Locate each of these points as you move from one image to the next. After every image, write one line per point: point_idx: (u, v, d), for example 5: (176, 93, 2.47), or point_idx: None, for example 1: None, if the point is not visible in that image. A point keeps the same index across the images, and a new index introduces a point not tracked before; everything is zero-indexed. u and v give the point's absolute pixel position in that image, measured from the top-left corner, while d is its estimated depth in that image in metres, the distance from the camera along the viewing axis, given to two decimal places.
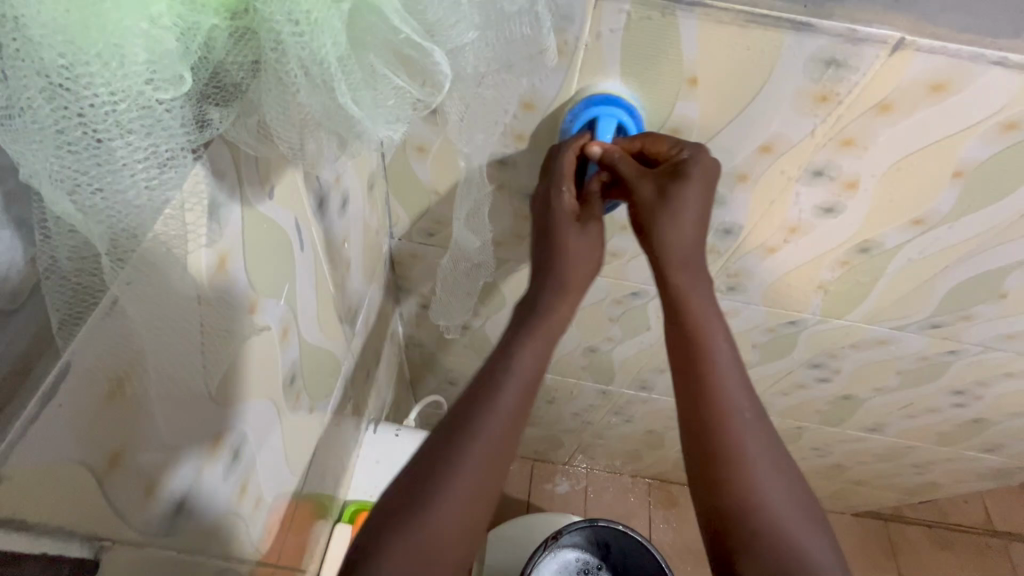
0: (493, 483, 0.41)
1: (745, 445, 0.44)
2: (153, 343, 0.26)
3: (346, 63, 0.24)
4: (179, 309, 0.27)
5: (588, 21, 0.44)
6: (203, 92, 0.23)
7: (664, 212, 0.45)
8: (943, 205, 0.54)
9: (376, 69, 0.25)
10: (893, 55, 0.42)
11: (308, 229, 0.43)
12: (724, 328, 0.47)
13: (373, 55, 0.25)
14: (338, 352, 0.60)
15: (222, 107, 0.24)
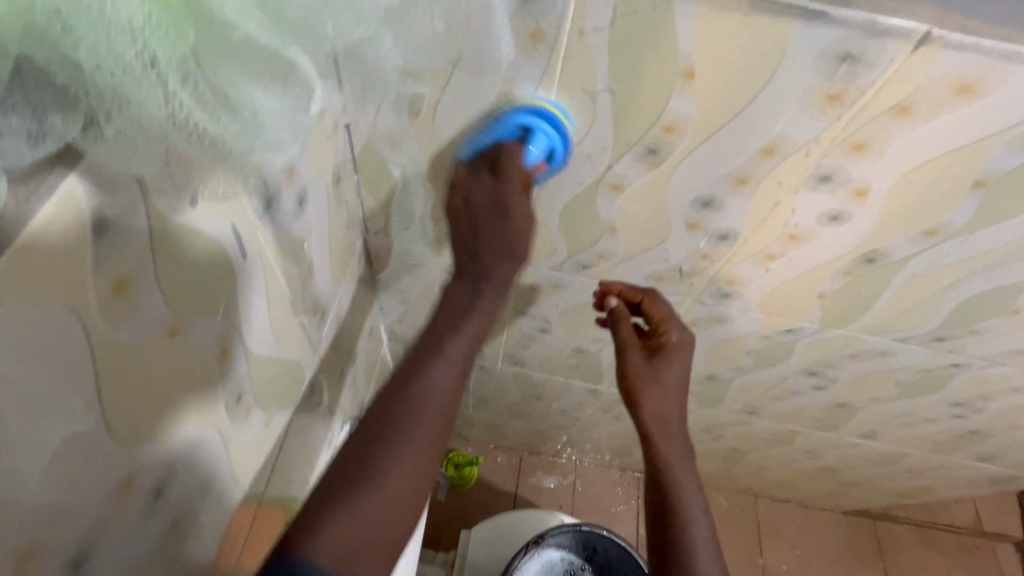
0: (429, 465, 0.35)
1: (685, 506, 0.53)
2: (12, 394, 0.22)
3: (190, 75, 0.21)
4: (48, 350, 0.23)
5: (571, 8, 0.39)
6: (28, 102, 0.19)
7: (647, 378, 0.58)
8: (959, 217, 0.50)
9: (234, 83, 0.22)
10: (916, 52, 0.37)
11: (254, 235, 0.39)
12: (679, 407, 0.57)
13: (226, 66, 0.22)
14: (302, 358, 0.56)
15: (65, 115, 0.20)
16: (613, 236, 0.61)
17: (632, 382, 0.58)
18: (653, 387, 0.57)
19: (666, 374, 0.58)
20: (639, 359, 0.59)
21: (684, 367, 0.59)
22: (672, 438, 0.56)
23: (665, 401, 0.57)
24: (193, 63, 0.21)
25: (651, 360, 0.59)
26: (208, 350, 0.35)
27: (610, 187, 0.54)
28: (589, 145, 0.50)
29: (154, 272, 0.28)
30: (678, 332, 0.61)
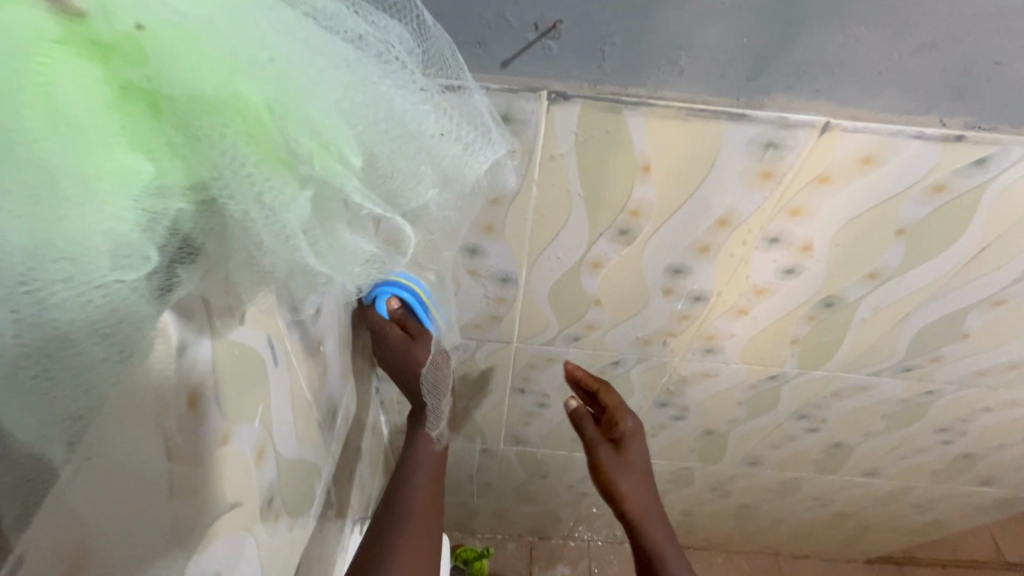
0: (427, 539, 0.57)
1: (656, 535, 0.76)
2: (110, 497, 0.27)
3: (311, 232, 0.27)
4: (142, 456, 0.29)
5: (543, 125, 0.46)
6: (172, 259, 0.25)
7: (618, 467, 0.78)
8: (893, 259, 0.57)
9: (338, 232, 0.29)
10: (822, 135, 0.45)
11: (282, 343, 0.43)
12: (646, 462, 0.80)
13: (336, 221, 0.29)
14: (319, 456, 0.58)
15: (183, 266, 0.25)
16: (599, 307, 0.67)
17: (608, 475, 0.78)
18: (624, 474, 0.78)
19: (632, 459, 0.78)
20: (610, 455, 0.78)
21: (641, 448, 0.79)
22: (650, 517, 0.77)
23: (630, 481, 0.78)
24: (315, 225, 0.27)
25: (617, 452, 0.79)
26: (248, 456, 0.39)
27: (590, 265, 0.61)
28: (566, 233, 0.57)
29: (215, 386, 0.33)
30: (631, 422, 0.78)
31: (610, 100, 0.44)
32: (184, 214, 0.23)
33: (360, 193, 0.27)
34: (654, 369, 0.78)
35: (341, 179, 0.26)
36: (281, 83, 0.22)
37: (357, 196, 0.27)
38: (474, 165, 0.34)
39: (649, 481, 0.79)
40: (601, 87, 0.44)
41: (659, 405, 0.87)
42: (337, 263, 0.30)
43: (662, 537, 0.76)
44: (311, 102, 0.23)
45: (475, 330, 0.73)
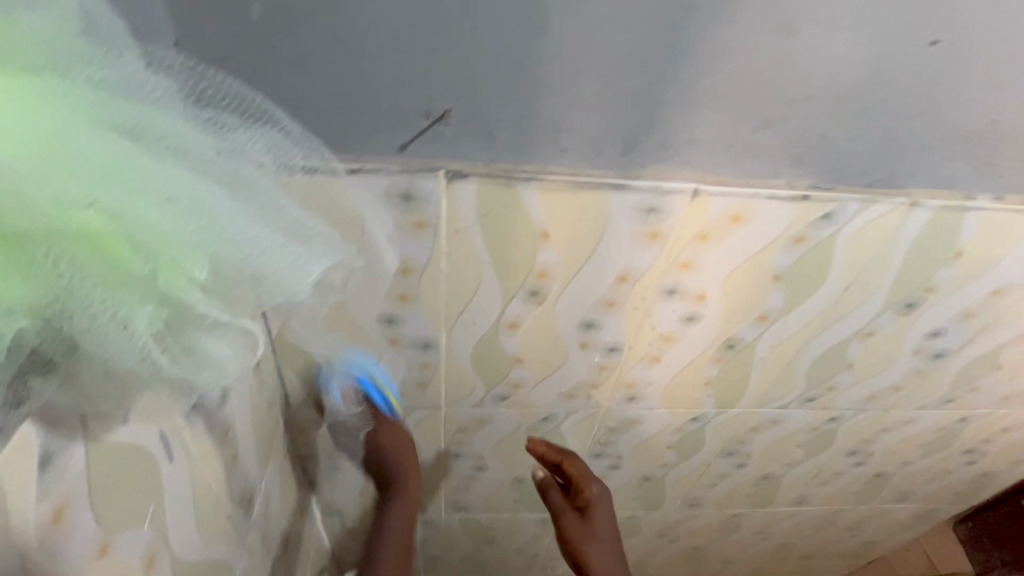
0: None
1: None
2: None
3: (164, 341, 0.29)
4: None
5: (444, 200, 0.49)
6: (26, 368, 0.26)
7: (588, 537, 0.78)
8: (776, 302, 0.63)
9: (195, 344, 0.31)
10: (694, 200, 0.51)
11: (181, 435, 0.41)
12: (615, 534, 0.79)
13: (193, 334, 0.31)
14: (232, 554, 0.54)
15: (43, 374, 0.27)
16: (522, 365, 0.69)
17: (576, 546, 0.78)
18: (592, 543, 0.77)
19: (598, 528, 0.78)
20: (575, 523, 0.79)
21: (607, 515, 0.79)
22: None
23: (595, 549, 0.77)
24: (166, 335, 0.29)
25: (584, 520, 0.79)
26: (137, 566, 0.36)
27: (507, 326, 0.63)
28: (481, 298, 0.59)
29: (88, 496, 0.31)
30: (597, 489, 0.79)
31: (504, 176, 0.48)
32: (34, 329, 0.25)
33: (208, 302, 0.30)
34: (584, 421, 0.80)
35: (187, 292, 0.29)
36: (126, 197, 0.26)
37: (206, 305, 0.30)
38: (318, 267, 0.35)
39: (615, 547, 0.78)
40: (495, 167, 0.48)
41: (594, 456, 0.88)
42: (188, 370, 0.32)
43: None
44: (149, 207, 0.26)
45: (402, 398, 0.72)
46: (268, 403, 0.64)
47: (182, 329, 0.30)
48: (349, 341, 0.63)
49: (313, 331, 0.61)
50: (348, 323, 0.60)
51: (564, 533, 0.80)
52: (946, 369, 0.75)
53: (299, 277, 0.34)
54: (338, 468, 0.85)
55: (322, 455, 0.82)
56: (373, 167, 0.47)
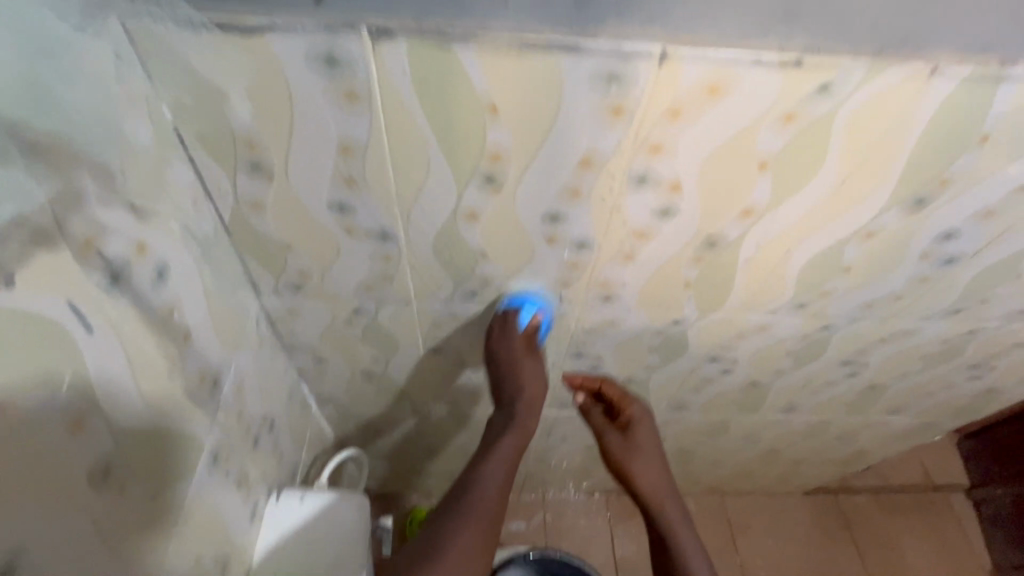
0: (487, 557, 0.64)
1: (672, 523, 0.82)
2: None
3: None
4: None
5: (372, 64, 0.44)
6: None
7: (630, 456, 0.86)
8: (762, 195, 0.56)
9: None
10: (662, 65, 0.44)
11: (101, 309, 0.41)
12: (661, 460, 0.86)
13: None
14: (196, 427, 0.57)
15: None
16: (487, 260, 0.66)
17: (621, 463, 0.86)
18: (639, 464, 0.85)
19: (642, 443, 0.87)
20: (618, 441, 0.88)
21: (649, 432, 0.88)
22: (658, 498, 0.83)
23: (646, 467, 0.85)
24: None
25: (627, 438, 0.88)
26: (57, 425, 0.37)
27: (467, 217, 0.59)
28: (432, 184, 0.55)
29: None
30: (636, 407, 0.89)
31: (436, 34, 0.42)
32: None
33: None
34: (560, 321, 0.79)
35: None
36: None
37: None
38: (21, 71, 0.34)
39: (663, 463, 0.86)
40: (425, 22, 0.41)
41: (573, 356, 0.88)
42: None
43: (676, 523, 0.82)
44: None
45: (370, 291, 0.71)
46: (230, 291, 0.64)
47: None
48: (303, 230, 0.61)
49: (264, 217, 0.59)
50: (299, 210, 0.58)
51: (608, 448, 0.88)
52: (955, 275, 0.69)
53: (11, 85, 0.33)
54: (322, 359, 0.88)
55: (303, 346, 0.85)
56: (284, 23, 0.41)
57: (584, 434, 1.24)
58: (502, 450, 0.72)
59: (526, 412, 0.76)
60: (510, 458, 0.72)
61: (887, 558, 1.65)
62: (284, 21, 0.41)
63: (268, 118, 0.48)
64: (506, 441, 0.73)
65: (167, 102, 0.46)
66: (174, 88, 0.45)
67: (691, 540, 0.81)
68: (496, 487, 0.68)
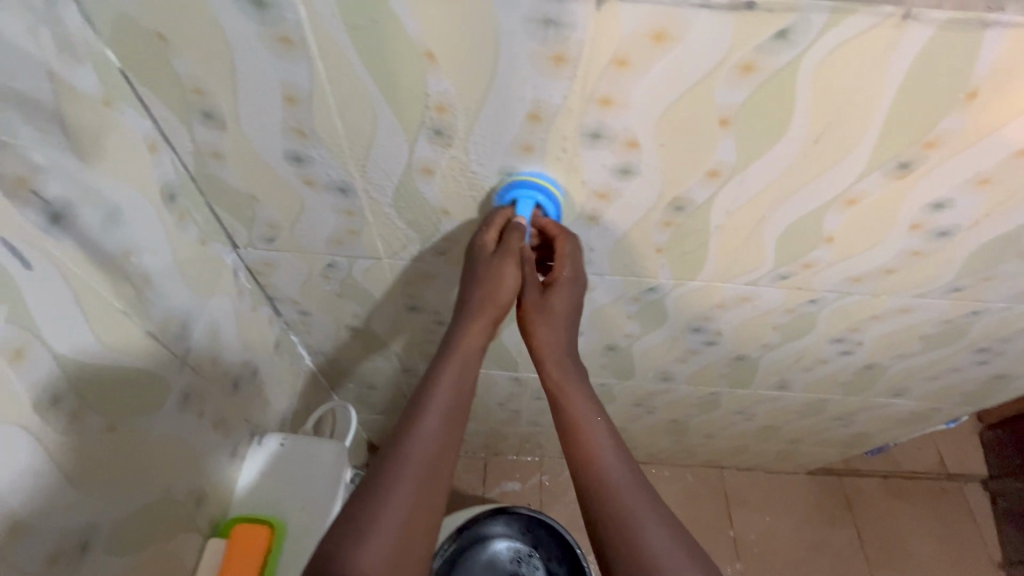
0: (431, 494, 0.56)
1: (609, 475, 0.59)
2: None
3: None
4: None
5: (301, 6, 0.43)
6: None
7: (540, 305, 0.63)
8: (727, 154, 0.53)
9: None
10: (600, 8, 0.41)
11: (40, 248, 0.42)
12: (583, 385, 0.65)
13: None
14: (161, 368, 0.60)
15: None
16: (449, 218, 0.65)
17: (526, 320, 0.64)
18: (545, 325, 0.63)
19: (557, 307, 0.64)
20: (535, 295, 0.63)
21: (569, 297, 0.64)
22: (593, 431, 0.62)
23: (549, 333, 0.64)
24: None
25: (544, 293, 0.64)
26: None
27: (422, 171, 0.58)
28: (382, 136, 0.54)
29: None
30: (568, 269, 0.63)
31: None
32: None
33: None
34: None
35: None
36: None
37: None
38: None
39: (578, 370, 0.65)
40: None
41: None
42: None
43: (618, 475, 0.60)
44: None
45: (339, 245, 0.72)
46: (200, 240, 0.66)
47: None
48: (264, 181, 0.61)
49: (225, 167, 0.60)
50: (257, 160, 0.59)
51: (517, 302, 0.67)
52: (951, 251, 0.64)
53: None
54: (305, 312, 0.91)
55: (286, 299, 0.87)
56: None
57: None
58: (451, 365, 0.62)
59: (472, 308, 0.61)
60: (459, 380, 0.61)
61: (889, 543, 1.61)
62: None
63: (210, 65, 0.48)
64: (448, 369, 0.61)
65: (110, 45, 0.47)
66: (115, 33, 0.46)
67: (657, 523, 0.56)
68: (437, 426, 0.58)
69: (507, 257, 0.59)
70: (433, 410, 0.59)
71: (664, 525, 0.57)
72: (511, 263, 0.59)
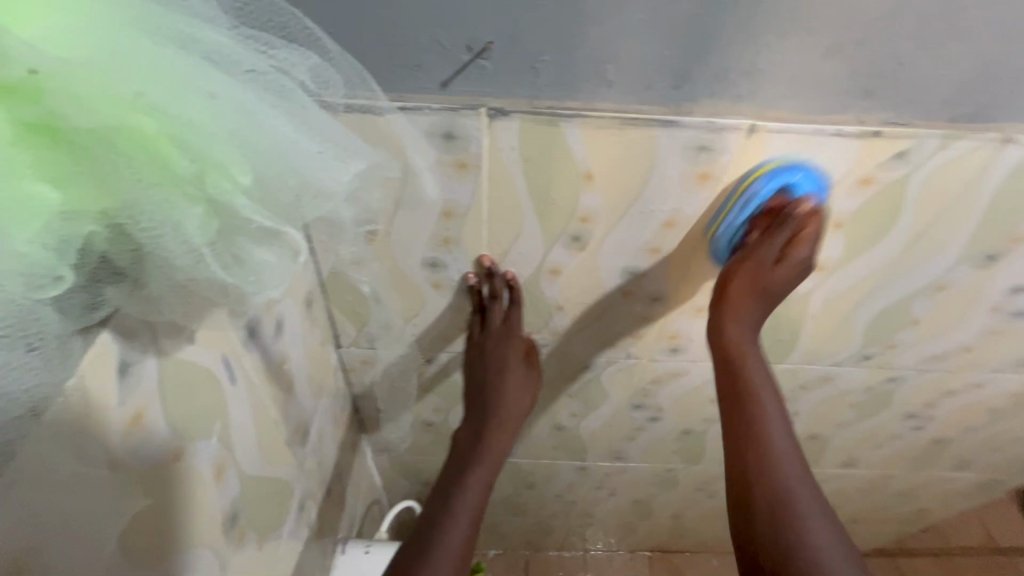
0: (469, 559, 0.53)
1: (780, 466, 0.51)
2: (67, 519, 0.28)
3: (211, 245, 0.30)
4: (96, 482, 0.30)
5: (486, 139, 0.49)
6: (96, 276, 0.28)
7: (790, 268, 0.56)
8: (835, 251, 0.59)
9: (237, 250, 0.31)
10: (749, 137, 0.48)
11: (240, 362, 0.44)
12: (770, 381, 0.56)
13: (237, 241, 0.31)
14: (290, 477, 0.59)
15: (115, 284, 0.29)
16: (562, 313, 0.68)
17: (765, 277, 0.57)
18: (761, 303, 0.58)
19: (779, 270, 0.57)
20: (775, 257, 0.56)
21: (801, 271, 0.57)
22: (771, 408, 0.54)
23: (732, 325, 0.58)
24: (216, 240, 0.30)
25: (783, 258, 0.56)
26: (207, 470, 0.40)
27: (550, 272, 0.62)
28: (522, 242, 0.59)
29: (162, 404, 0.34)
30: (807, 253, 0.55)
31: (546, 112, 0.47)
32: (95, 234, 0.26)
33: (246, 207, 0.29)
34: (623, 373, 0.80)
35: (224, 198, 0.28)
36: (172, 96, 0.25)
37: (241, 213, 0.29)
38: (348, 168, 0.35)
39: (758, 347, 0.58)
40: (539, 101, 0.46)
41: (633, 406, 0.89)
42: (239, 277, 0.32)
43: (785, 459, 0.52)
44: (194, 108, 0.26)
45: (445, 342, 0.74)
46: (319, 343, 0.67)
47: (230, 237, 0.30)
48: (393, 285, 0.64)
49: (360, 273, 0.63)
50: (393, 268, 0.62)
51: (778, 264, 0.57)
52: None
53: (334, 175, 0.34)
54: (385, 409, 0.90)
55: (369, 396, 0.87)
56: (415, 104, 0.46)
57: (634, 487, 1.21)
58: (487, 452, 0.65)
59: (499, 421, 0.69)
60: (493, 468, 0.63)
61: None
62: (414, 104, 0.46)
63: None
64: (484, 464, 0.63)
65: None
66: None
67: (829, 534, 0.48)
68: (476, 500, 0.58)
69: (534, 367, 0.73)
70: (474, 485, 0.59)
71: (816, 498, 0.50)
72: (534, 376, 0.73)
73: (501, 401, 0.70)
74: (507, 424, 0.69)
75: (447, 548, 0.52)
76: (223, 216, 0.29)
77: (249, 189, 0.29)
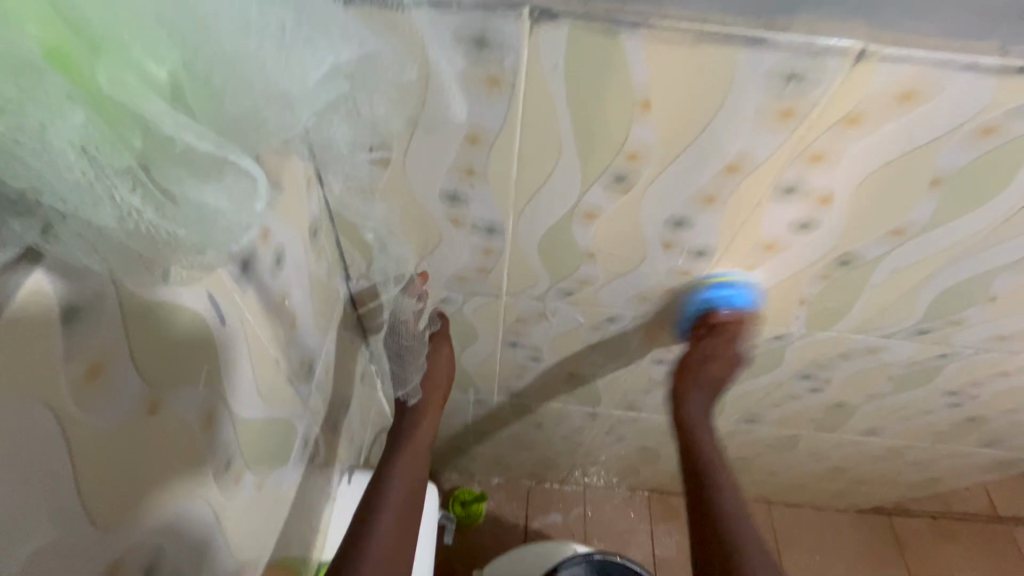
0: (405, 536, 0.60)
1: (729, 496, 0.69)
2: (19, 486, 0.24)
3: (140, 179, 0.24)
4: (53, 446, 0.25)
5: (526, 50, 0.40)
6: None
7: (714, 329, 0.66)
8: (922, 215, 0.51)
9: (180, 186, 0.25)
10: (855, 66, 0.38)
11: (232, 301, 0.39)
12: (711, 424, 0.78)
13: (174, 172, 0.25)
14: (293, 415, 0.56)
15: (22, 219, 0.23)
16: (592, 261, 0.62)
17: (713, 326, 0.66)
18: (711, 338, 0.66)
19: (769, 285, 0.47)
20: None
21: None
22: (733, 508, 0.68)
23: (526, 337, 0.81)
24: (143, 172, 0.24)
25: None
26: (192, 420, 0.36)
27: (584, 216, 0.55)
28: (557, 179, 0.51)
29: (127, 353, 0.29)
30: None
31: (605, 18, 0.37)
32: None
33: (168, 116, 0.23)
34: (650, 328, 0.75)
35: (137, 103, 0.23)
36: None
37: (170, 128, 0.24)
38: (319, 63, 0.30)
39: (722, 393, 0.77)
40: (596, 3, 0.37)
41: (656, 362, 0.84)
42: (191, 223, 0.27)
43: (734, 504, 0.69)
44: None
45: (462, 283, 0.68)
46: (326, 276, 0.62)
47: (165, 162, 0.25)
48: (408, 218, 0.58)
49: (371, 203, 0.56)
50: (408, 199, 0.55)
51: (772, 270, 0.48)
52: None
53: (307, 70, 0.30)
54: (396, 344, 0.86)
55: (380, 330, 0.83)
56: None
57: (643, 435, 1.20)
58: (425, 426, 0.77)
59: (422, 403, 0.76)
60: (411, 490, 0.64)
61: None
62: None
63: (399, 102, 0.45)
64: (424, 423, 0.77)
65: None
66: None
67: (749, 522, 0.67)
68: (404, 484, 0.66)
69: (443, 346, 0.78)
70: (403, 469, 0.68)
71: (753, 523, 0.67)
72: (447, 353, 0.79)
73: (434, 379, 0.79)
74: (429, 409, 0.78)
75: (383, 531, 0.58)
76: (139, 131, 0.23)
77: (168, 92, 0.24)
